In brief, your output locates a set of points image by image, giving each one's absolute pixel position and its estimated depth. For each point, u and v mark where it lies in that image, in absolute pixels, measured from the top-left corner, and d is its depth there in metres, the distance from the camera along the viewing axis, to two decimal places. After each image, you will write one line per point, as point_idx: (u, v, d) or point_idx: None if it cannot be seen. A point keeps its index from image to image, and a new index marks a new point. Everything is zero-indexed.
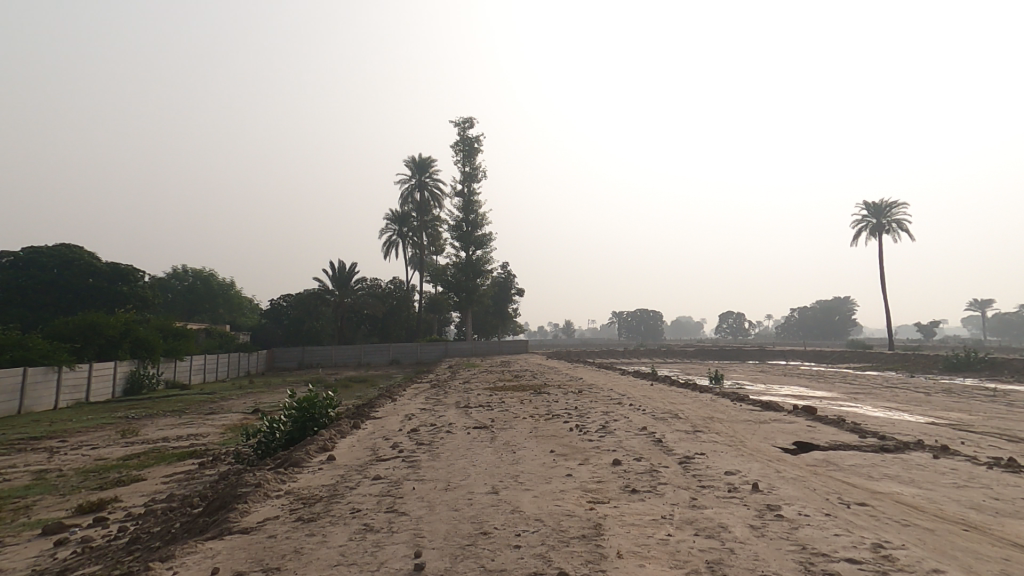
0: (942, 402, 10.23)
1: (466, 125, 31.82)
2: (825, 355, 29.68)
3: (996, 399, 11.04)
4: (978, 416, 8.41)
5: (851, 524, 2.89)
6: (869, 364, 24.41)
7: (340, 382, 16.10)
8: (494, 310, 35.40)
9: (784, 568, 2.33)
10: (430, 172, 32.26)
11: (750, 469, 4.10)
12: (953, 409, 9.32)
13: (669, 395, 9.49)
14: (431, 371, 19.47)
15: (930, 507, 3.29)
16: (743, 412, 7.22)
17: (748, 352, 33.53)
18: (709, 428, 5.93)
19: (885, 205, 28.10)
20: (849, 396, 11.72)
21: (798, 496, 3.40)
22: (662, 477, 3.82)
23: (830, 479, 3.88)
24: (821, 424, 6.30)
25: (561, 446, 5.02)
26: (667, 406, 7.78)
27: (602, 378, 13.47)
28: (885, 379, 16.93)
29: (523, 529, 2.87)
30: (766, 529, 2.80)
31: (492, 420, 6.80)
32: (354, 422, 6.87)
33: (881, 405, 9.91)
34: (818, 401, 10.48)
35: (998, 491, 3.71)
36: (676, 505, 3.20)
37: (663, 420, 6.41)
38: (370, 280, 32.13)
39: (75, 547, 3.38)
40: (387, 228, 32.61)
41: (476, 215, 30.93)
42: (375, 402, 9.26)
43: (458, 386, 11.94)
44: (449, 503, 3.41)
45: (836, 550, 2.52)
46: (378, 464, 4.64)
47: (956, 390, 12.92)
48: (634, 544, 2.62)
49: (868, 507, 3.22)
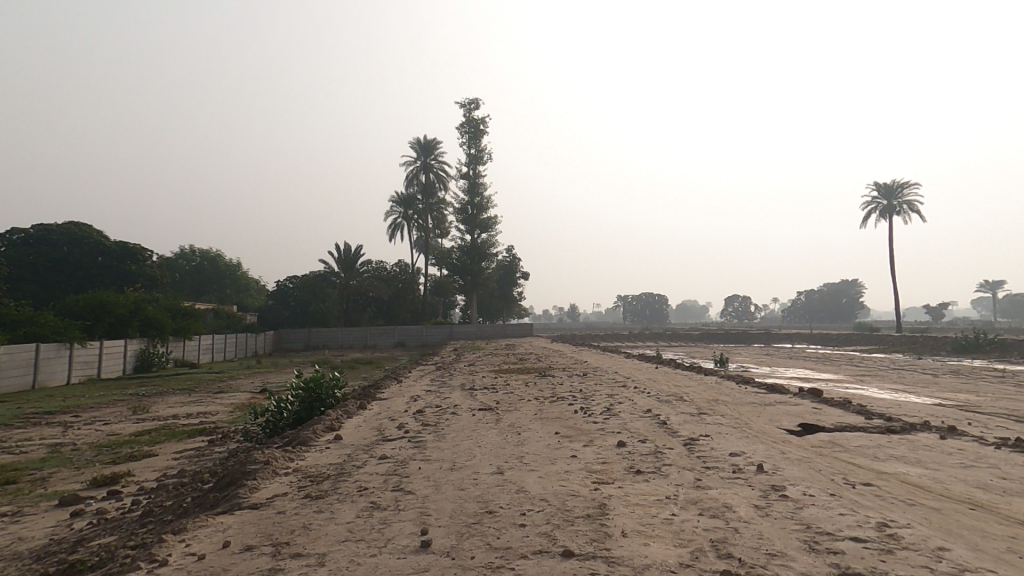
0: (950, 385, 10.20)
1: (472, 106, 31.52)
2: (832, 338, 29.60)
3: (1003, 380, 11.02)
4: (986, 397, 8.40)
5: (855, 504, 2.91)
6: (877, 347, 24.35)
7: (347, 363, 16.24)
8: (499, 294, 35.41)
9: (788, 547, 2.35)
10: (435, 155, 32.04)
11: (754, 450, 4.12)
12: (960, 391, 9.29)
13: (674, 378, 9.52)
14: (437, 353, 19.59)
15: (934, 487, 3.30)
16: (748, 395, 7.25)
17: (754, 335, 33.49)
18: (714, 411, 5.96)
19: (896, 185, 27.72)
20: (855, 378, 11.74)
21: (802, 476, 3.41)
22: (667, 459, 3.85)
23: (834, 460, 3.90)
24: (828, 406, 6.31)
25: (565, 428, 5.05)
26: (672, 389, 7.81)
27: (607, 361, 13.50)
28: (892, 362, 16.90)
29: (528, 509, 2.90)
30: (771, 509, 2.82)
31: (497, 402, 6.85)
32: (361, 402, 6.94)
33: (887, 386, 9.92)
34: (824, 383, 10.48)
35: (1003, 472, 3.71)
36: (681, 486, 3.22)
37: (667, 403, 6.43)
38: (375, 263, 32.16)
39: (90, 519, 3.45)
40: (392, 211, 32.52)
41: (481, 198, 30.78)
42: (381, 383, 9.36)
43: (464, 368, 12.02)
44: (455, 482, 3.45)
45: (841, 530, 2.54)
46: (385, 444, 4.68)
47: (963, 371, 12.89)
48: (638, 523, 2.65)
49: (873, 487, 3.23)
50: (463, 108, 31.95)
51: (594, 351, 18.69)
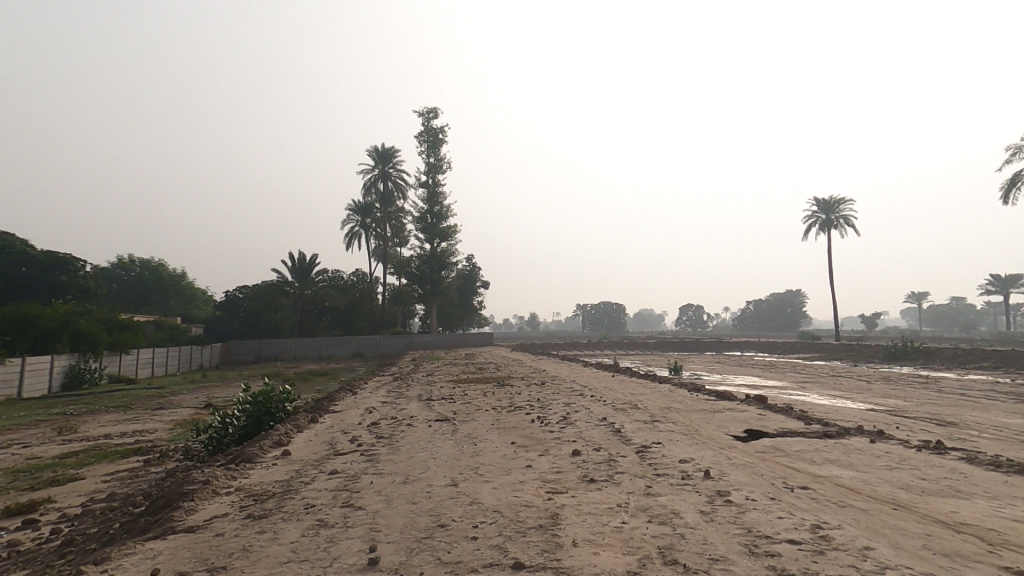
0: (884, 391, 10.77)
1: (430, 115, 31.46)
2: (778, 346, 30.87)
3: (929, 386, 11.78)
4: (914, 402, 8.95)
5: (793, 506, 3.03)
6: (818, 354, 25.56)
7: (299, 375, 15.80)
8: (459, 303, 35.25)
9: (730, 551, 2.42)
10: (393, 163, 31.72)
11: (703, 456, 4.24)
12: (892, 397, 9.84)
13: (629, 385, 9.71)
14: (394, 363, 19.33)
15: (864, 488, 3.48)
16: (699, 402, 7.47)
17: (706, 343, 34.58)
18: (667, 418, 6.10)
19: (834, 201, 29.28)
20: (797, 384, 12.28)
21: (746, 481, 3.53)
22: (619, 467, 3.91)
23: (776, 464, 4.05)
24: (771, 412, 6.57)
25: (522, 437, 5.06)
26: (627, 396, 7.97)
27: (565, 370, 13.64)
28: (831, 369, 17.78)
29: (480, 520, 2.89)
30: (716, 514, 2.90)
31: (454, 412, 6.81)
32: (312, 416, 6.76)
33: (826, 393, 10.42)
34: (770, 390, 10.90)
35: (926, 472, 3.96)
36: (632, 494, 3.28)
37: (622, 410, 6.54)
38: (331, 272, 31.51)
39: (4, 551, 3.22)
40: (349, 220, 31.92)
41: (441, 207, 30.67)
42: (335, 395, 9.14)
43: (422, 378, 11.90)
44: (407, 496, 3.40)
45: (779, 533, 2.64)
46: (337, 459, 4.56)
47: (894, 377, 13.71)
48: (589, 532, 2.67)
49: (809, 489, 3.38)
50: (421, 117, 31.80)
51: (552, 360, 18.89)
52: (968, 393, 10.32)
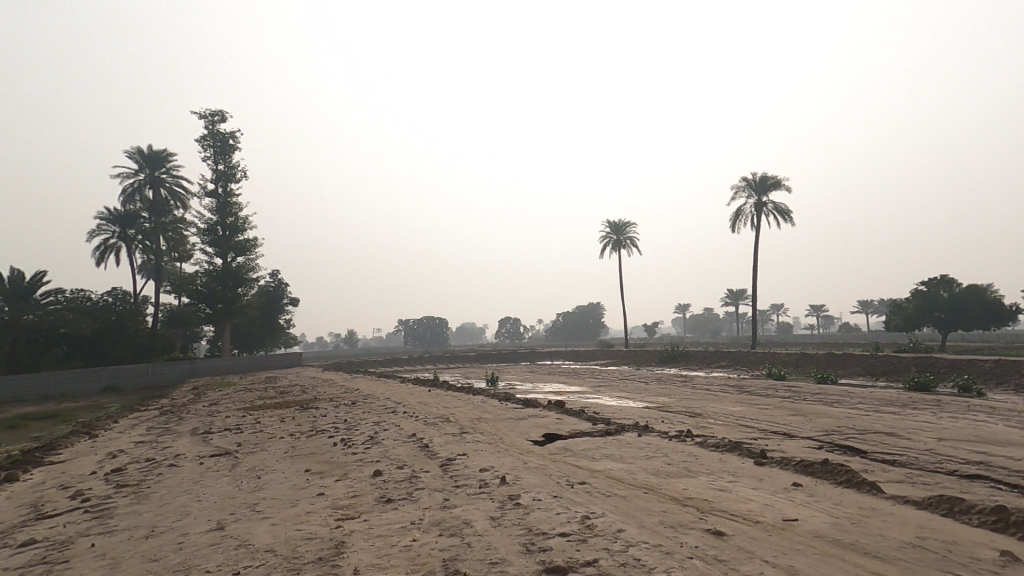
0: (655, 390, 12.57)
1: (214, 118, 28.27)
2: (581, 354, 34.25)
3: (687, 383, 14.11)
4: (675, 398, 10.62)
5: (571, 502, 3.31)
6: (611, 360, 28.96)
7: (19, 420, 12.54)
8: (261, 322, 32.19)
9: (510, 553, 2.54)
10: (167, 168, 27.76)
11: (502, 463, 4.44)
12: (660, 394, 11.53)
13: (442, 399, 9.83)
14: (180, 393, 16.76)
15: (627, 478, 3.97)
16: (506, 411, 7.84)
17: (522, 354, 36.81)
18: (475, 429, 6.27)
19: (622, 224, 33.73)
20: (590, 389, 13.69)
21: (536, 483, 3.78)
22: (419, 483, 3.88)
23: (564, 464, 4.42)
24: (563, 416, 7.18)
25: (317, 463, 4.74)
26: (440, 410, 8.02)
27: (378, 388, 13.25)
28: (618, 372, 20.26)
29: (249, 565, 2.60)
30: (503, 518, 3.03)
31: (239, 445, 6.11)
32: (11, 475, 5.42)
33: (611, 395, 11.80)
34: (568, 396, 11.95)
35: (675, 458, 4.68)
36: (427, 508, 3.27)
37: (429, 426, 6.55)
38: (74, 292, 26.03)
39: None
40: (105, 231, 26.96)
41: (234, 219, 27.86)
42: (69, 443, 7.46)
43: (205, 409, 10.44)
44: (154, 553, 2.92)
45: (554, 528, 2.85)
46: (37, 525, 3.71)
47: (663, 377, 16.15)
48: (373, 556, 2.58)
49: (586, 484, 3.75)
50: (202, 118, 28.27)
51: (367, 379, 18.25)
52: (713, 387, 12.58)
